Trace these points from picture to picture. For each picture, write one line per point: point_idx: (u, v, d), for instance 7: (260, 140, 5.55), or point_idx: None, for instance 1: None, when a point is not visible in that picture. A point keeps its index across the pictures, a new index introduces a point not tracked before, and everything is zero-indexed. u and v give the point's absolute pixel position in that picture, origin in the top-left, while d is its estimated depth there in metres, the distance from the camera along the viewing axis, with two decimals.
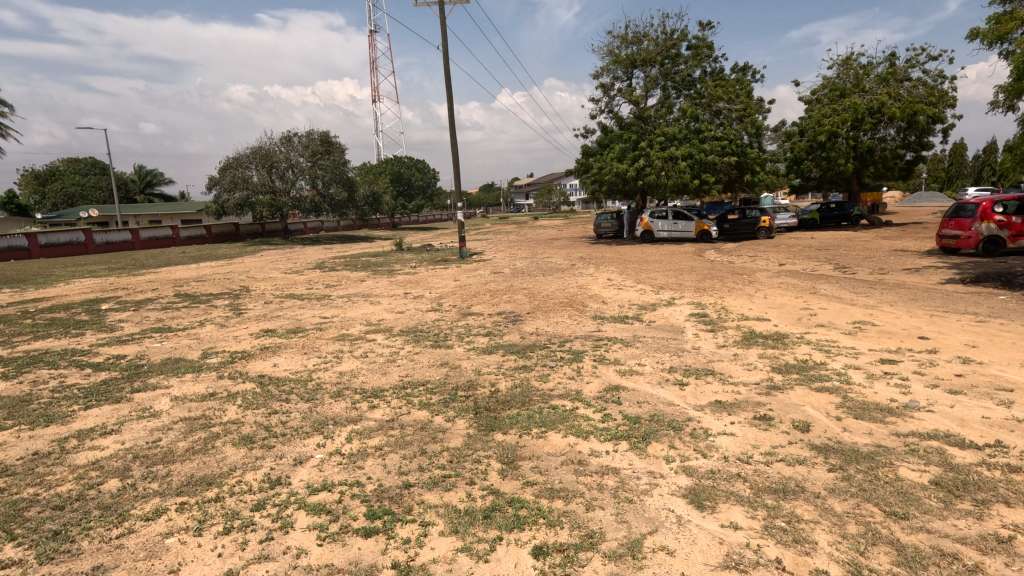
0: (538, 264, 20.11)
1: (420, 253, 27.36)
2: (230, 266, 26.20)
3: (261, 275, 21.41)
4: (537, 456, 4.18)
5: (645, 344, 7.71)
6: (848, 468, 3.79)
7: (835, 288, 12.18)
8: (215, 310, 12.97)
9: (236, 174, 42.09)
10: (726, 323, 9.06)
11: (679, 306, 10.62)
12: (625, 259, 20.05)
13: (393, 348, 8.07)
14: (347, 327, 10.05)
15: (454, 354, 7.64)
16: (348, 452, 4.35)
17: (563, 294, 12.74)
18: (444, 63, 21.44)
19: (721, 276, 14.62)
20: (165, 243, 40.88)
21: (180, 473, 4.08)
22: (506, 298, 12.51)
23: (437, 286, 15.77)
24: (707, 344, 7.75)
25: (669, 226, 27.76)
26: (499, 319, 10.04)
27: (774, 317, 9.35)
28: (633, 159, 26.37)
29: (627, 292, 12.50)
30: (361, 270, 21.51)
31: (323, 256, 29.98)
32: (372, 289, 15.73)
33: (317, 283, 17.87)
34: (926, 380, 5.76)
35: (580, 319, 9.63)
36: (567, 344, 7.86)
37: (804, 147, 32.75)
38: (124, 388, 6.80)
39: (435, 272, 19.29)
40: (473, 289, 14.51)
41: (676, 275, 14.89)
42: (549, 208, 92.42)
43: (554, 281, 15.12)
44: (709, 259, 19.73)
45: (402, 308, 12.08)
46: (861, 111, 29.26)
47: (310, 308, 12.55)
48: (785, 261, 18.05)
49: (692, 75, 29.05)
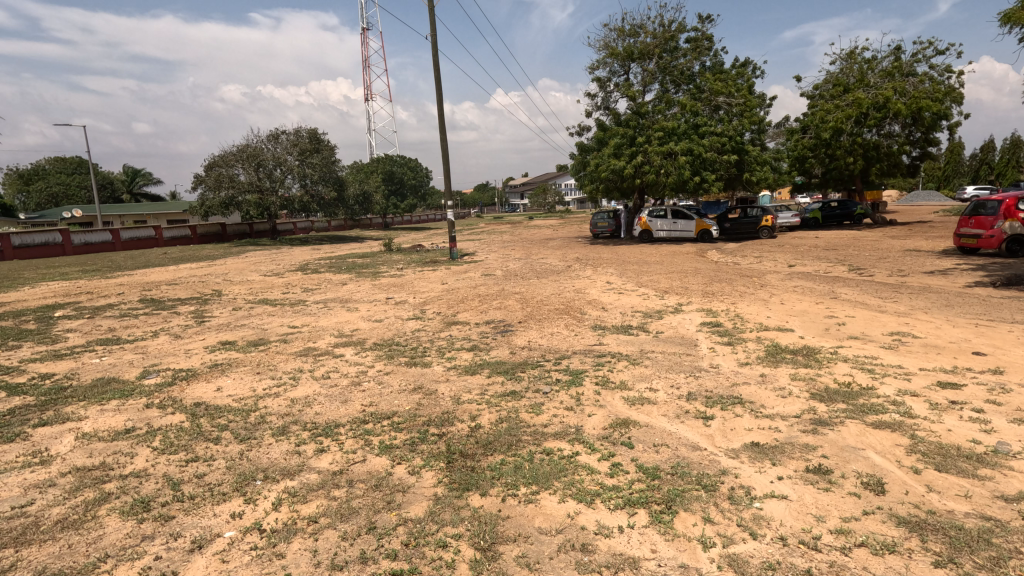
0: (532, 266, 18.97)
1: (410, 254, 26.27)
2: (211, 268, 24.99)
3: (239, 277, 20.24)
4: (524, 537, 3.07)
5: (655, 362, 6.60)
6: (961, 563, 2.70)
7: (857, 292, 11.12)
8: (176, 318, 11.78)
9: (221, 172, 40.83)
10: (745, 335, 7.95)
11: (688, 314, 9.53)
12: (624, 260, 18.95)
13: (361, 367, 6.93)
14: (314, 339, 8.89)
15: (432, 375, 6.50)
16: (271, 528, 3.23)
17: (557, 300, 11.64)
18: (433, 54, 20.30)
19: (728, 279, 13.55)
20: (147, 243, 39.55)
21: (30, 566, 2.95)
22: (496, 305, 11.39)
23: (423, 290, 14.65)
24: (727, 362, 6.63)
25: (668, 225, 26.70)
26: (487, 329, 8.93)
27: (798, 327, 8.25)
28: (630, 155, 25.34)
29: (628, 298, 11.39)
30: (345, 272, 20.34)
31: (309, 258, 28.78)
32: (353, 293, 14.60)
33: (295, 286, 16.71)
34: (1007, 413, 4.67)
35: (578, 330, 8.51)
36: (563, 362, 6.73)
37: (807, 145, 31.78)
38: (29, 419, 5.61)
39: (423, 274, 18.14)
40: (461, 293, 13.37)
41: (680, 278, 13.79)
42: (544, 208, 91.36)
43: (548, 284, 14.00)
44: (713, 260, 18.65)
45: (380, 316, 10.92)
46: (866, 107, 28.33)
47: (280, 316, 11.39)
48: (794, 262, 16.98)
49: (691, 69, 28.00)
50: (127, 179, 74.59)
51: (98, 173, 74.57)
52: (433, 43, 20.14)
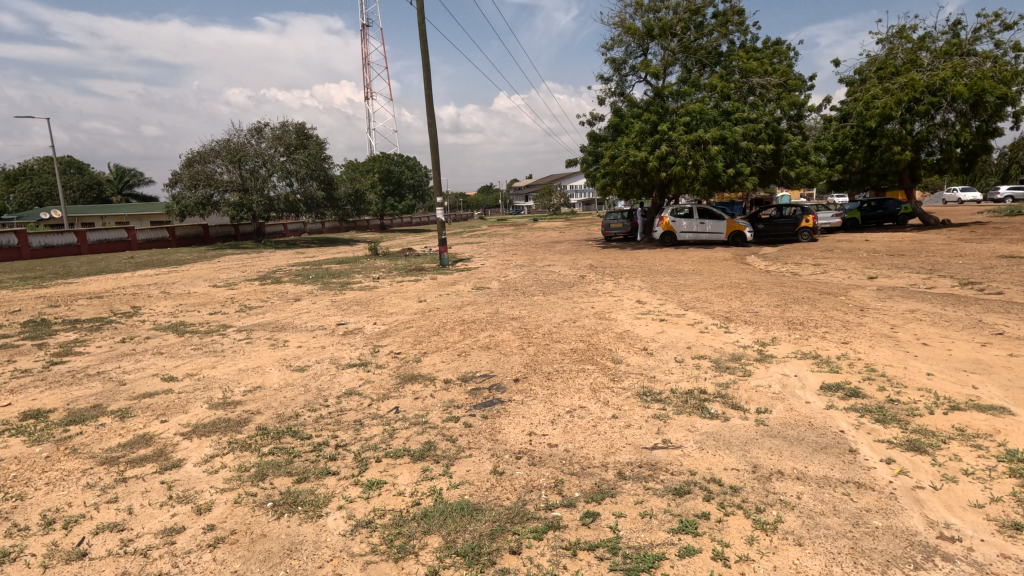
0: (535, 276, 15.32)
1: (395, 260, 22.68)
2: (164, 276, 21.55)
3: (182, 289, 16.71)
4: None
5: (812, 524, 2.95)
6: None
7: (1020, 323, 7.44)
8: (28, 358, 8.20)
9: (198, 169, 37.40)
10: (931, 425, 4.27)
11: (790, 368, 5.91)
12: (651, 269, 15.34)
13: (177, 517, 3.30)
14: (168, 415, 5.22)
15: (309, 560, 2.86)
16: None
17: (573, 333, 7.98)
18: (420, 20, 16.91)
19: (806, 299, 9.83)
20: (118, 246, 36.20)
21: None
22: (483, 340, 7.75)
23: (392, 310, 11.12)
24: (971, 524, 2.98)
25: (693, 226, 23.02)
26: (463, 396, 5.32)
27: (1013, 406, 4.57)
28: (652, 144, 21.67)
29: (678, 333, 7.71)
30: (309, 282, 16.86)
31: (281, 264, 25.28)
32: (299, 315, 11.10)
33: (235, 303, 13.14)
34: None
35: (616, 406, 4.85)
36: (607, 519, 3.08)
37: (848, 134, 27.98)
38: None
39: (400, 288, 14.52)
40: (438, 318, 9.78)
41: (737, 298, 10.14)
42: (549, 209, 87.61)
43: (560, 304, 10.42)
44: (761, 269, 15.01)
45: (307, 360, 7.28)
46: (920, 89, 24.52)
47: (169, 358, 7.77)
48: (872, 273, 13.26)
49: (719, 47, 24.39)
50: (114, 179, 71.50)
51: (86, 173, 71.93)
52: (418, 5, 16.63)
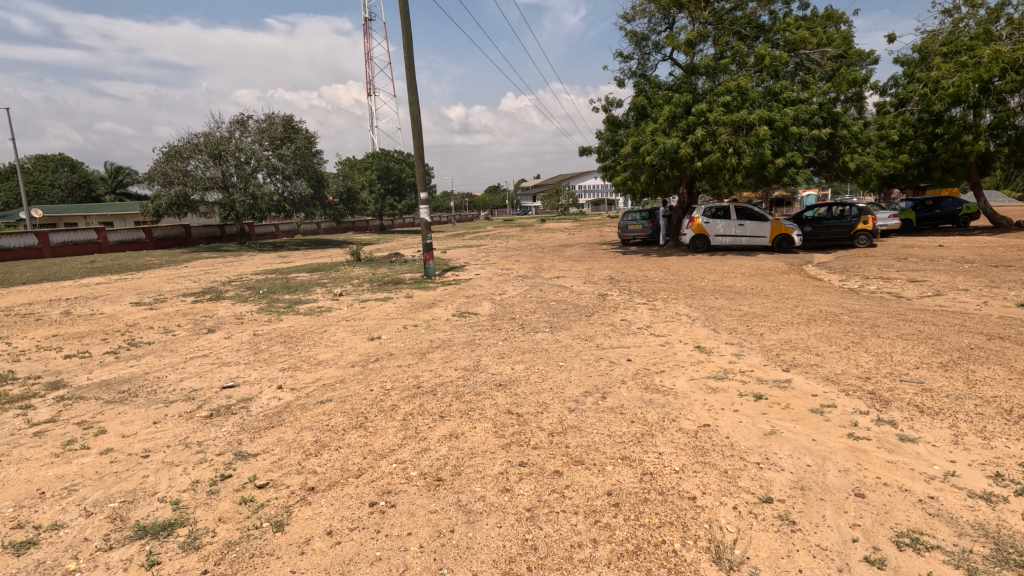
0: (541, 295, 11.60)
1: (377, 269, 19.10)
2: (99, 286, 17.98)
3: (93, 308, 13.14)
4: None
5: None
6: None
7: None
8: None
9: (173, 165, 33.95)
10: None
11: None
12: (695, 287, 11.55)
13: None
14: None
15: None
16: None
17: (605, 434, 4.25)
18: None
19: (978, 350, 6.03)
20: (87, 249, 32.84)
21: None
22: (434, 451, 4.06)
23: (325, 356, 7.41)
24: None
25: (730, 228, 19.14)
26: None
27: None
28: (685, 129, 18.00)
29: (810, 442, 4.01)
30: (253, 301, 13.19)
31: (246, 271, 21.68)
32: (186, 363, 7.45)
33: (125, 336, 9.49)
34: None
35: None
36: None
37: (907, 121, 24.07)
38: None
39: (359, 311, 10.85)
40: (380, 379, 6.08)
41: (858, 347, 6.36)
42: (557, 210, 83.59)
43: (579, 353, 6.67)
44: (842, 288, 11.24)
45: (73, 506, 3.58)
46: (1002, 64, 20.43)
47: None
48: (1020, 298, 9.27)
49: (760, 16, 20.53)
50: (107, 178, 68.43)
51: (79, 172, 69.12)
52: None
